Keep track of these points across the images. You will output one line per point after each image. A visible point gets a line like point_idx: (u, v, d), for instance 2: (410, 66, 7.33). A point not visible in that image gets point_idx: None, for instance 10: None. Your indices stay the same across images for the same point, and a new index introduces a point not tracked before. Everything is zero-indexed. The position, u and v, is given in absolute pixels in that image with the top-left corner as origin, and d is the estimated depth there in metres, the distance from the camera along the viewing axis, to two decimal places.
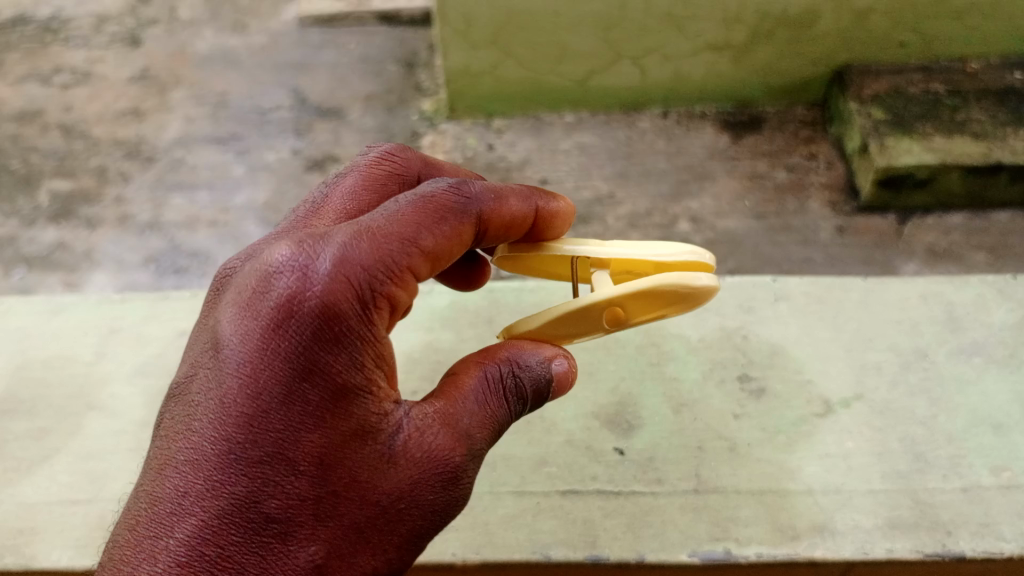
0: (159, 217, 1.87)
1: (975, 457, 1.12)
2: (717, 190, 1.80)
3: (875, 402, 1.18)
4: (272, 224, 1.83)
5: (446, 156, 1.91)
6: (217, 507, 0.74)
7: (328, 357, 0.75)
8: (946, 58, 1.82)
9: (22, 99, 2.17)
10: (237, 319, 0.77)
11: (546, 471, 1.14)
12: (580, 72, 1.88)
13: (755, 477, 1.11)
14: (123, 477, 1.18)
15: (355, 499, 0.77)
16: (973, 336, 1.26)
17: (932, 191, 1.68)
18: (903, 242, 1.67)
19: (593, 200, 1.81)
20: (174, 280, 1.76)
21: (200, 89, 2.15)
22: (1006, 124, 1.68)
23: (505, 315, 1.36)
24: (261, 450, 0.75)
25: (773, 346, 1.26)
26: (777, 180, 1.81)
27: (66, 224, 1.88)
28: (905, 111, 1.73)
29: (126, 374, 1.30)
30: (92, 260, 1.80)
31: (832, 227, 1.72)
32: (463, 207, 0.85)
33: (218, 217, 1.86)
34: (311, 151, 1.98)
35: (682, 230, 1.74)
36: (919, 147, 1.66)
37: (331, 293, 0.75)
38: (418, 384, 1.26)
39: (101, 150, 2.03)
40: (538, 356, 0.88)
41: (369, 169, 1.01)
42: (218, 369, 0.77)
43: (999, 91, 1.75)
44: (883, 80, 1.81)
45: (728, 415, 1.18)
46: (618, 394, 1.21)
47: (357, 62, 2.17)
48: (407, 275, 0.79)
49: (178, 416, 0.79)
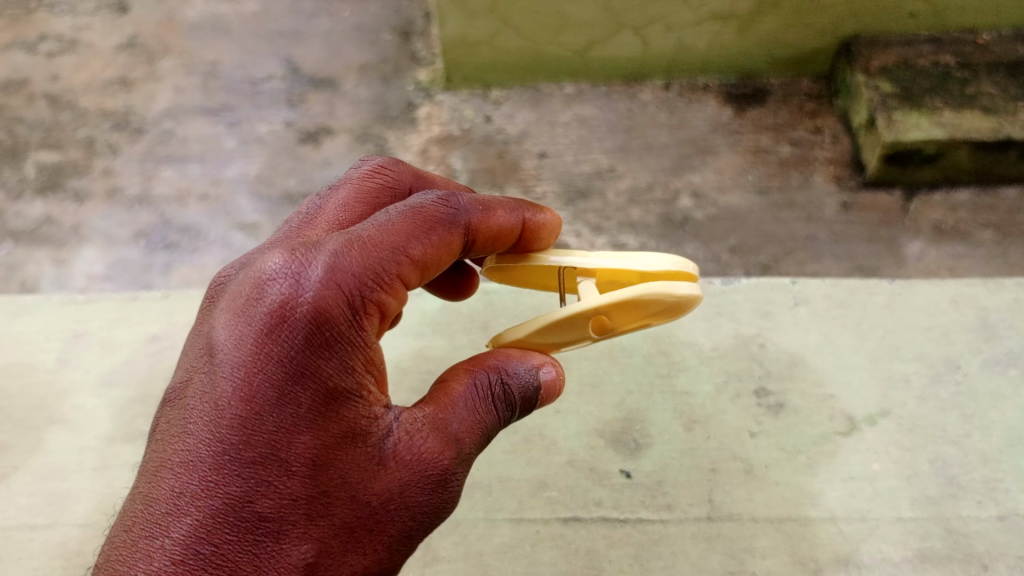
0: (149, 191, 1.77)
1: (1011, 481, 1.07)
2: (719, 164, 1.71)
3: (902, 418, 1.12)
4: (266, 201, 1.74)
5: (443, 129, 1.81)
6: (211, 506, 0.69)
7: (320, 363, 0.71)
8: (957, 29, 1.71)
9: (7, 67, 2.06)
10: (231, 324, 0.72)
11: (545, 496, 1.08)
12: (579, 43, 1.78)
13: (775, 503, 1.06)
14: (87, 499, 1.13)
15: (346, 500, 0.72)
16: (1008, 345, 1.19)
17: (940, 167, 1.59)
18: (909, 220, 1.58)
19: (593, 174, 1.71)
20: (165, 257, 1.66)
21: (190, 59, 2.03)
22: (1017, 99, 1.58)
23: (501, 321, 1.26)
24: (253, 452, 0.69)
25: (792, 356, 1.19)
26: (781, 154, 1.71)
27: (54, 198, 1.78)
28: (914, 84, 1.63)
29: (91, 384, 1.23)
30: (80, 234, 1.71)
31: (837, 203, 1.62)
32: (452, 218, 0.80)
33: (209, 191, 1.76)
34: (305, 123, 1.87)
35: (684, 205, 1.65)
36: (927, 121, 1.57)
37: (322, 300, 0.70)
38: (406, 397, 1.18)
39: (88, 121, 1.92)
40: (525, 363, 0.82)
41: (360, 181, 0.94)
42: (210, 372, 0.72)
43: (1013, 65, 1.65)
44: (891, 52, 1.70)
45: (743, 432, 1.12)
46: (624, 410, 1.15)
47: (351, 31, 2.04)
48: (395, 281, 0.74)
49: (171, 421, 0.73)
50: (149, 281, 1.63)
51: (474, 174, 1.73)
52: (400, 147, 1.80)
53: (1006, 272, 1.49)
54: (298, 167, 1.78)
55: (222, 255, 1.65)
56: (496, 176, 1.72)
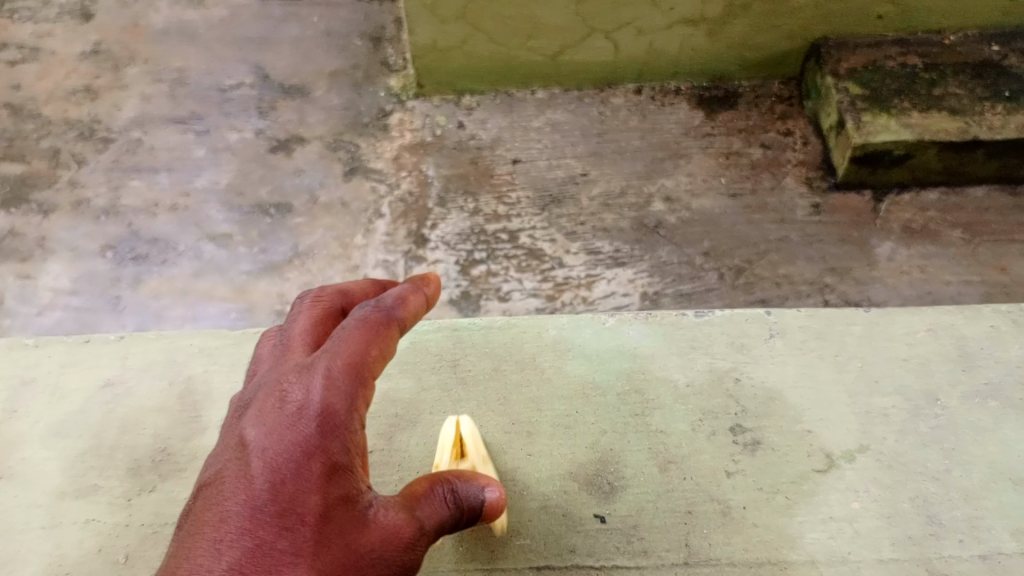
0: (116, 202, 1.72)
1: (994, 519, 1.06)
2: (692, 168, 1.68)
3: (882, 455, 1.11)
4: (235, 212, 1.69)
5: (415, 136, 1.78)
6: (237, 556, 0.66)
7: (329, 449, 0.71)
8: (923, 30, 1.70)
9: None
10: (257, 416, 0.73)
11: (519, 543, 1.05)
12: (551, 47, 1.75)
13: (752, 547, 1.04)
14: (36, 558, 1.08)
15: (347, 561, 0.69)
16: (989, 376, 1.18)
17: (909, 168, 1.58)
18: (880, 220, 1.57)
19: (567, 179, 1.68)
20: (134, 270, 1.62)
21: (156, 66, 1.97)
22: (984, 99, 1.57)
23: (471, 359, 1.22)
24: (279, 509, 0.68)
25: (768, 391, 1.17)
26: (753, 157, 1.69)
27: (16, 211, 1.72)
28: (882, 85, 1.62)
29: (41, 434, 1.19)
30: (45, 248, 1.66)
31: (809, 205, 1.61)
32: (393, 318, 0.78)
33: (178, 201, 1.71)
34: (275, 132, 1.82)
35: (657, 210, 1.62)
36: (896, 124, 1.55)
37: (327, 402, 0.72)
38: (375, 443, 1.14)
39: (52, 131, 1.86)
40: (473, 486, 0.79)
41: (314, 308, 0.86)
42: (240, 457, 0.72)
43: (979, 66, 1.64)
44: (859, 54, 1.69)
45: (720, 471, 1.10)
46: (599, 450, 1.12)
47: (322, 36, 2.00)
48: (370, 383, 0.75)
49: (201, 498, 0.71)
50: (118, 295, 1.59)
51: (448, 181, 1.69)
52: (371, 154, 1.76)
53: (977, 278, 1.49)
54: (269, 177, 1.74)
55: (193, 267, 1.61)
56: (469, 181, 1.69)
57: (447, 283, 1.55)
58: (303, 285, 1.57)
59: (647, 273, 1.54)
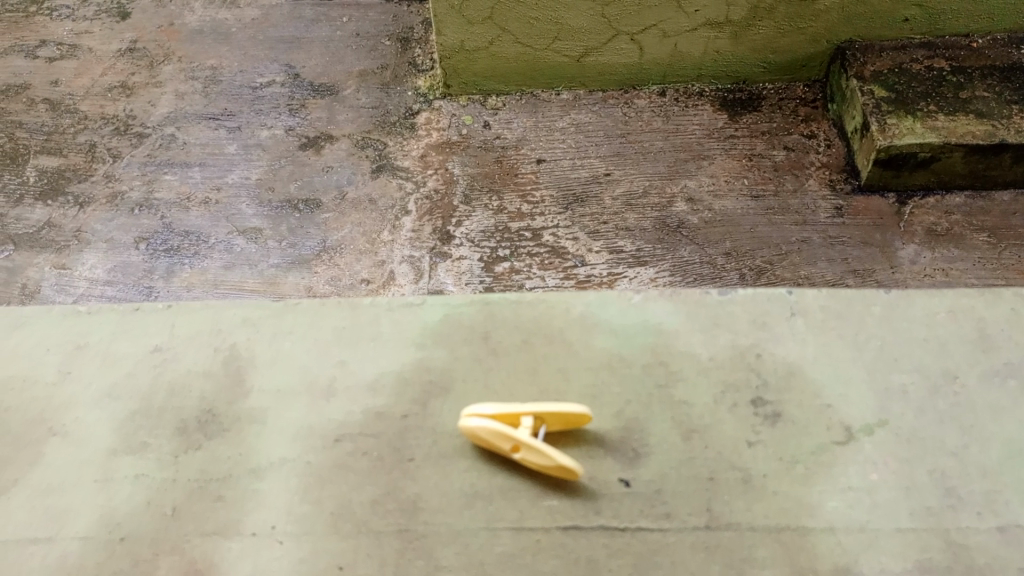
0: (150, 196, 1.78)
1: (1013, 494, 1.03)
2: (713, 170, 1.72)
3: (901, 430, 1.08)
4: (265, 206, 1.74)
5: (441, 134, 1.83)
6: None
7: None
8: (950, 33, 1.72)
9: (8, 72, 2.06)
10: None
11: (545, 506, 1.02)
12: (577, 49, 1.80)
13: (772, 513, 1.01)
14: None
15: None
16: (1007, 357, 1.15)
17: (934, 171, 1.60)
18: (904, 223, 1.60)
19: (590, 180, 1.72)
20: (166, 261, 1.67)
21: (191, 64, 2.04)
22: (1011, 104, 1.59)
23: (502, 330, 1.19)
24: None
25: (789, 366, 1.14)
26: (775, 160, 1.72)
27: (53, 204, 1.79)
28: (908, 89, 1.64)
29: None
30: (81, 239, 1.72)
31: (831, 206, 1.64)
32: None
33: (210, 196, 1.77)
34: (305, 129, 1.87)
35: (679, 211, 1.66)
36: (921, 127, 1.57)
37: None
38: (409, 408, 1.12)
39: (89, 126, 1.93)
40: None
41: None
42: None
43: (1008, 69, 1.65)
44: (885, 58, 1.71)
45: (741, 442, 1.07)
46: (623, 420, 1.10)
47: (351, 37, 2.06)
48: None
49: None
50: (151, 284, 1.64)
51: (473, 179, 1.74)
52: (399, 151, 1.81)
53: (1002, 281, 1.51)
54: (298, 173, 1.79)
55: (223, 261, 1.66)
56: (494, 179, 1.74)
57: (470, 279, 1.58)
58: (329, 279, 1.60)
59: (668, 273, 1.56)
